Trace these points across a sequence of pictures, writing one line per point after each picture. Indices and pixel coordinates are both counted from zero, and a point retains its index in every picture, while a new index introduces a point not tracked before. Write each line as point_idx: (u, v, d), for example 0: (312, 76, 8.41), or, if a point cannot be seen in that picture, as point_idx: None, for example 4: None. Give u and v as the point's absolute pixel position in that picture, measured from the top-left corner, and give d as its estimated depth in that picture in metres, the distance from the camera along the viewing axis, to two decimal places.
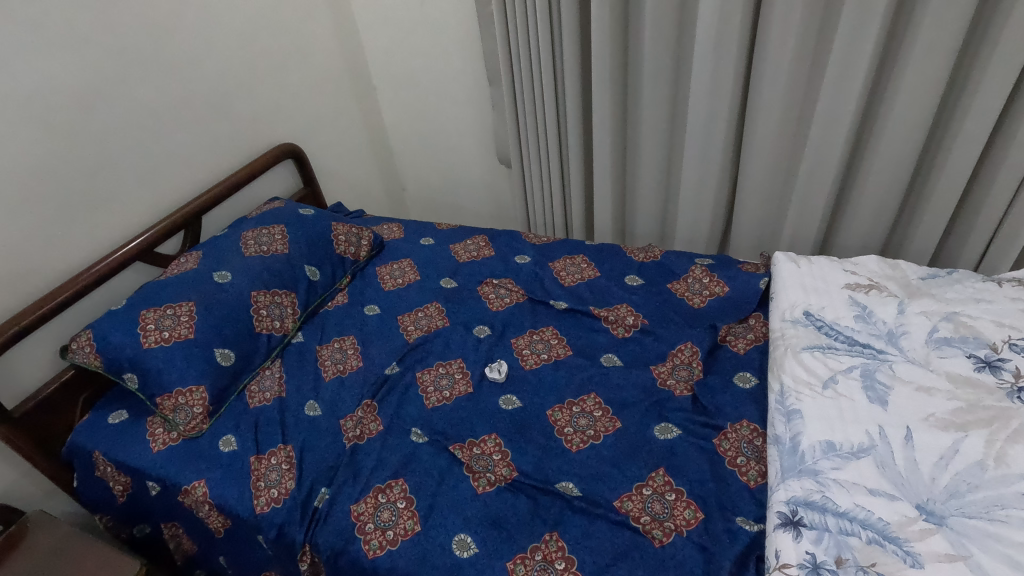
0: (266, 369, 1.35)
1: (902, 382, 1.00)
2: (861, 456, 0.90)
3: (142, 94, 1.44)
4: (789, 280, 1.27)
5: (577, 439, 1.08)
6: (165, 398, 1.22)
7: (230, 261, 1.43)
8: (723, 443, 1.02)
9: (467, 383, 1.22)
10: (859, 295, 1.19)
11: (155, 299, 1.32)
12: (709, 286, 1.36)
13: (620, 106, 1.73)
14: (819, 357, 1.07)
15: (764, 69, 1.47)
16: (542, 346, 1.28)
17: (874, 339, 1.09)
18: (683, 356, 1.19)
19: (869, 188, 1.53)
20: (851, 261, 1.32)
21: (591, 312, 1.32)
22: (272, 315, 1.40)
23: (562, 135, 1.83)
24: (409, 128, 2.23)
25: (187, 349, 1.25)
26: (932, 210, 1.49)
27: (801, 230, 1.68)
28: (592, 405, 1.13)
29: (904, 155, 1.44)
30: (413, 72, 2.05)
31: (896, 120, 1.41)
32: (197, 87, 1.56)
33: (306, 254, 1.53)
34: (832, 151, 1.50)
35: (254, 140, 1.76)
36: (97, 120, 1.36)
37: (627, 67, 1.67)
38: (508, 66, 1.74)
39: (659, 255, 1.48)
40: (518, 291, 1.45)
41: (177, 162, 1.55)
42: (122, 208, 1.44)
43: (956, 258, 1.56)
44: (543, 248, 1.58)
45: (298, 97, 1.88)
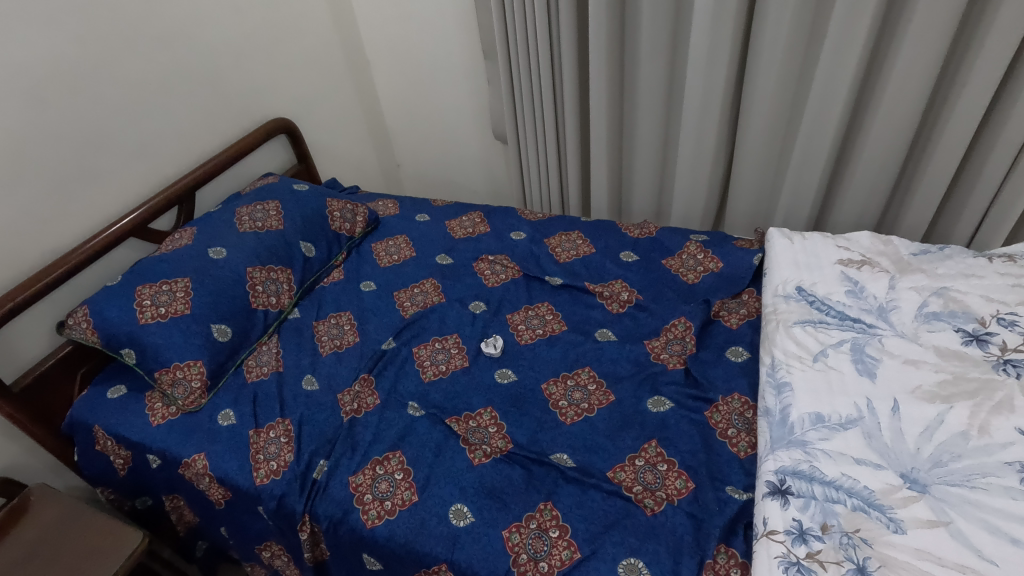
0: (263, 345, 1.36)
1: (890, 356, 1.02)
2: (848, 427, 0.92)
3: (132, 68, 1.42)
4: (782, 255, 1.28)
5: (572, 412, 1.09)
6: (164, 372, 1.23)
7: (225, 237, 1.43)
8: (715, 415, 1.04)
9: (463, 357, 1.24)
10: (851, 270, 1.21)
11: (151, 275, 1.32)
12: (703, 262, 1.37)
13: (616, 82, 1.72)
14: (810, 331, 1.09)
15: (762, 44, 1.46)
16: (537, 322, 1.29)
17: (864, 313, 1.11)
18: (677, 330, 1.20)
19: (863, 166, 1.54)
20: (845, 237, 1.32)
21: (587, 288, 1.33)
22: (268, 292, 1.40)
23: (558, 110, 1.81)
24: (403, 103, 2.20)
25: (184, 325, 1.26)
26: (925, 185, 1.50)
27: (795, 207, 1.69)
28: (586, 379, 1.15)
29: (899, 131, 1.44)
30: (408, 47, 2.02)
31: (892, 95, 1.40)
32: (188, 61, 1.54)
33: (301, 230, 1.52)
34: (827, 127, 1.50)
35: (247, 113, 1.73)
36: (86, 96, 1.34)
37: (624, 40, 1.65)
38: (504, 40, 1.71)
39: (653, 232, 1.48)
40: (514, 267, 1.45)
41: (168, 137, 1.53)
42: (115, 184, 1.43)
43: (949, 235, 1.57)
44: (539, 224, 1.58)
45: (290, 71, 1.85)
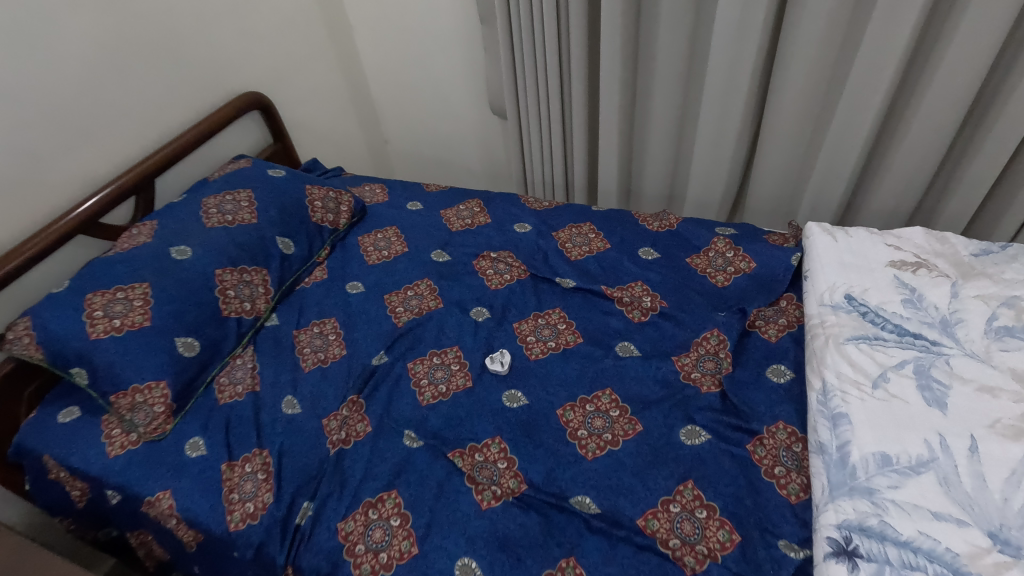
0: (236, 358, 1.20)
1: (961, 381, 0.89)
2: (921, 471, 0.79)
3: (73, 34, 1.20)
4: (825, 256, 1.13)
5: (593, 445, 0.95)
6: (121, 396, 1.07)
7: (190, 234, 1.25)
8: (759, 450, 0.90)
9: (466, 376, 1.08)
10: (906, 275, 1.06)
11: (104, 281, 1.14)
12: (734, 261, 1.21)
13: (630, 53, 1.53)
14: (866, 350, 0.95)
15: (802, 9, 1.29)
16: (549, 333, 1.13)
17: (926, 328, 0.97)
18: (709, 344, 1.05)
19: (905, 150, 1.38)
20: (894, 233, 1.18)
21: (603, 292, 1.18)
22: (241, 296, 1.23)
23: (565, 84, 1.62)
24: (390, 74, 1.99)
25: (143, 340, 1.10)
26: (974, 173, 1.35)
27: (826, 194, 1.53)
28: (607, 403, 1.00)
29: (951, 112, 1.28)
30: (396, 10, 1.80)
31: (947, 71, 1.24)
32: (141, 26, 1.32)
33: (278, 224, 1.34)
34: (870, 104, 1.33)
35: (214, 86, 1.52)
36: (17, 68, 1.13)
37: (642, 5, 1.46)
38: (505, 3, 1.51)
39: (675, 225, 1.32)
40: (519, 265, 1.29)
41: (121, 116, 1.32)
42: (58, 172, 1.23)
43: (993, 227, 1.43)
44: (546, 215, 1.42)
45: (262, 38, 1.63)
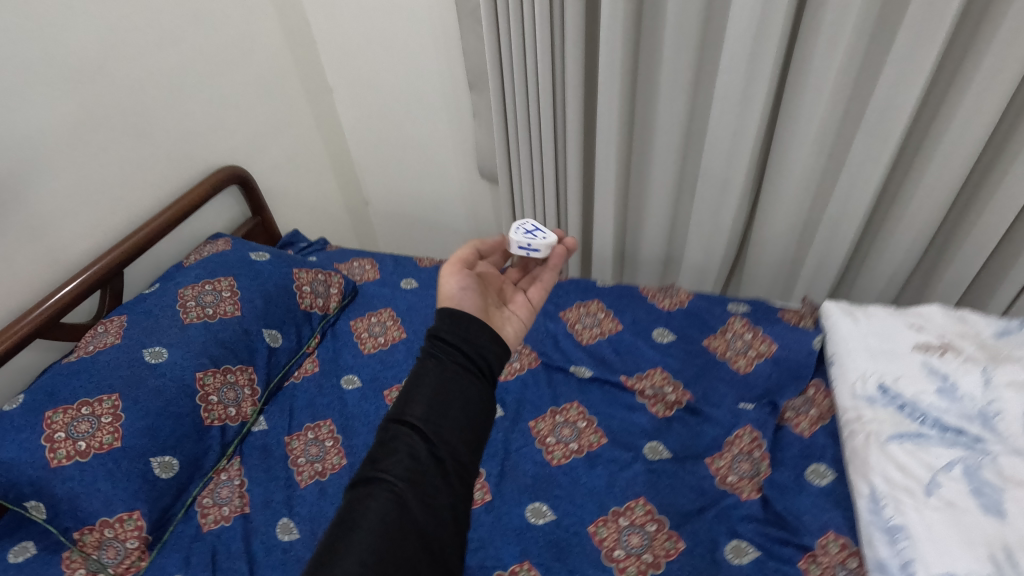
0: (220, 473, 1.08)
1: (1013, 484, 0.85)
2: None
3: (31, 121, 1.09)
4: (850, 340, 1.09)
5: (633, 568, 0.86)
6: (86, 532, 0.94)
7: (163, 332, 1.12)
8: (813, 569, 0.84)
9: (483, 489, 0.98)
10: (934, 360, 1.03)
11: (66, 395, 1.01)
12: (753, 344, 1.16)
13: (627, 123, 1.48)
14: (911, 450, 0.90)
15: (804, 85, 1.26)
16: (569, 433, 1.06)
17: (966, 422, 0.93)
18: (743, 443, 0.99)
19: (904, 225, 1.37)
20: (912, 312, 1.15)
21: (624, 384, 1.11)
22: (224, 401, 1.11)
23: (559, 153, 1.57)
24: (373, 136, 1.91)
25: (112, 465, 0.97)
26: (969, 248, 1.33)
27: (824, 262, 1.52)
28: (642, 516, 0.92)
29: (948, 189, 1.27)
30: (379, 72, 1.72)
31: (944, 153, 1.22)
32: (107, 105, 1.21)
33: (262, 315, 1.22)
34: (872, 179, 1.31)
35: (189, 161, 1.41)
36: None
37: (637, 77, 1.42)
38: (498, 74, 1.45)
39: (686, 302, 1.28)
40: (529, 352, 1.21)
41: (86, 204, 1.20)
42: (7, 270, 1.09)
43: (985, 302, 1.43)
44: (551, 292, 1.35)
45: (243, 109, 1.53)
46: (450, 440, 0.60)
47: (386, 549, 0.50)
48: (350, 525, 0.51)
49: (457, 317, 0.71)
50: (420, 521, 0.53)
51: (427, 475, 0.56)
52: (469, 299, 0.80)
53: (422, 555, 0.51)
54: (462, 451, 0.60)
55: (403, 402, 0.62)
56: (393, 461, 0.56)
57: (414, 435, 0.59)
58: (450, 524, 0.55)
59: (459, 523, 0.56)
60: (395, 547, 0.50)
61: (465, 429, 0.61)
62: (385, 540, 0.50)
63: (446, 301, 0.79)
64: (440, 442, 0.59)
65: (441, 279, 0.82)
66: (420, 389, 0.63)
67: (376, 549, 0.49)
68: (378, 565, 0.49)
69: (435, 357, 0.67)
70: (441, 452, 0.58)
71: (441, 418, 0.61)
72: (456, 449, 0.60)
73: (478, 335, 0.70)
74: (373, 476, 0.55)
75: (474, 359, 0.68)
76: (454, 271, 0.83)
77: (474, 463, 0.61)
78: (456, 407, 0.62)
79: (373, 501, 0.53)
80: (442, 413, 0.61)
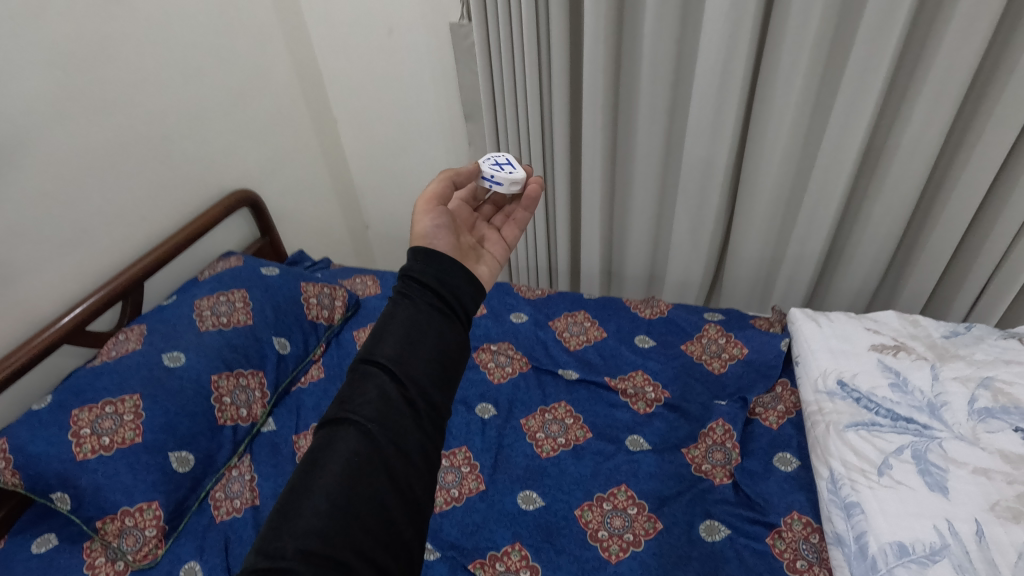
0: (232, 469, 1.15)
1: (957, 464, 0.93)
2: (936, 560, 0.82)
3: (64, 147, 1.19)
4: (814, 342, 1.18)
5: (615, 547, 0.95)
6: (108, 521, 1.01)
7: (181, 339, 1.21)
8: (779, 544, 0.93)
9: (478, 479, 1.06)
10: (888, 358, 1.12)
11: (91, 394, 1.09)
12: (726, 348, 1.27)
13: (609, 149, 1.61)
14: (866, 437, 0.99)
15: (768, 116, 1.38)
16: (557, 429, 1.14)
17: (916, 412, 1.02)
18: (716, 434, 1.09)
19: (865, 242, 1.48)
20: (870, 318, 1.25)
21: (607, 384, 1.21)
22: (237, 403, 1.19)
23: (548, 178, 1.69)
24: (374, 164, 2.03)
25: (133, 458, 1.04)
26: (924, 262, 1.44)
27: (795, 278, 1.63)
28: (624, 500, 1.01)
29: (901, 208, 1.38)
30: (380, 105, 1.86)
31: (895, 176, 1.35)
32: (133, 133, 1.32)
33: (273, 324, 1.32)
34: (832, 200, 1.44)
35: (204, 184, 1.51)
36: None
37: (618, 108, 1.55)
38: (491, 106, 1.58)
39: (666, 311, 1.38)
40: (520, 357, 1.30)
41: (110, 223, 1.30)
42: (39, 281, 1.19)
43: (944, 313, 1.53)
44: (541, 304, 1.45)
45: (254, 137, 1.65)
46: (421, 378, 0.56)
47: (352, 489, 0.47)
48: (317, 465, 0.49)
49: (429, 255, 0.68)
50: (388, 460, 0.50)
51: (394, 414, 0.53)
52: (442, 239, 0.79)
53: (391, 495, 0.49)
54: (434, 387, 0.57)
55: (373, 341, 0.58)
56: (360, 402, 0.53)
57: (382, 374, 0.56)
58: (421, 463, 0.52)
59: (431, 462, 0.53)
60: (362, 487, 0.48)
61: (437, 366, 0.58)
62: (349, 481, 0.48)
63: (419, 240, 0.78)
64: (411, 380, 0.56)
65: (415, 218, 0.81)
66: (389, 327, 0.59)
67: (341, 491, 0.47)
68: (343, 508, 0.46)
69: (407, 296, 0.63)
70: (410, 390, 0.55)
71: (411, 355, 0.57)
72: (428, 387, 0.56)
73: (451, 271, 0.66)
74: (340, 417, 0.53)
75: (447, 295, 0.64)
76: (427, 211, 0.82)
77: (446, 400, 0.57)
78: (426, 344, 0.58)
79: (339, 441, 0.50)
80: (412, 350, 0.58)
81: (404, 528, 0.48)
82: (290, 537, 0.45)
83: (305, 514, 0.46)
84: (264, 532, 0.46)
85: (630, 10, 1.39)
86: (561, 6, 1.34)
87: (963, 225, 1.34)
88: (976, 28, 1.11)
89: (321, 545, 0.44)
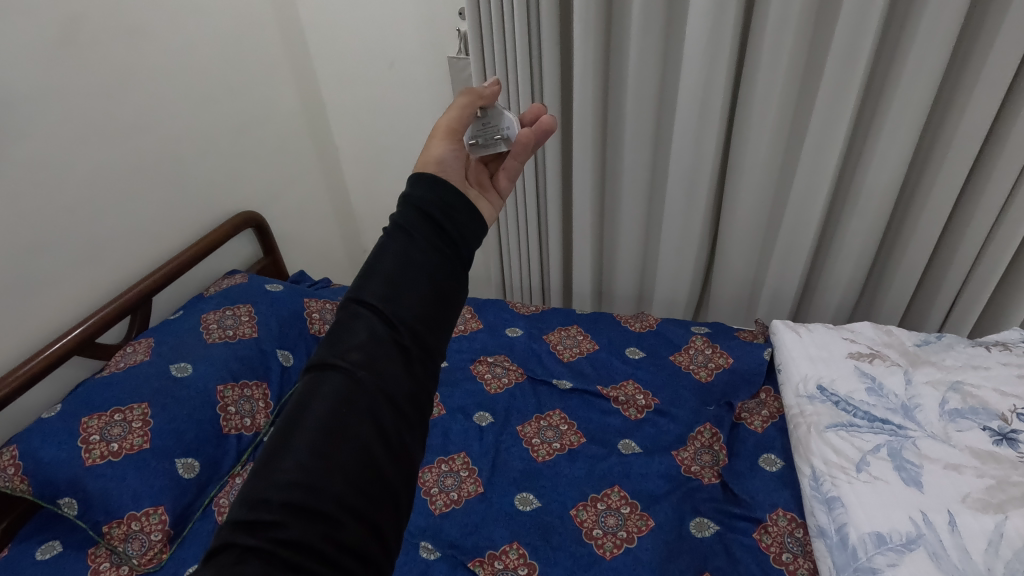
0: (235, 477, 1.18)
1: (930, 460, 0.98)
2: (912, 548, 0.86)
3: (82, 169, 1.26)
4: (793, 350, 1.24)
5: (609, 543, 0.99)
6: (115, 525, 1.03)
7: (189, 350, 1.25)
8: (765, 538, 0.97)
9: (476, 482, 1.10)
10: (864, 364, 1.18)
11: (100, 403, 1.12)
12: (713, 358, 1.33)
13: (599, 174, 1.69)
14: (845, 436, 1.04)
15: (746, 142, 1.48)
16: (552, 434, 1.19)
17: (891, 413, 1.07)
18: (704, 438, 1.15)
19: (840, 262, 1.57)
20: (847, 328, 1.31)
21: (600, 392, 1.26)
22: (241, 412, 1.23)
23: (541, 202, 1.77)
24: (372, 190, 2.11)
25: (141, 463, 1.07)
26: (898, 280, 1.53)
27: (778, 296, 1.71)
28: (617, 500, 1.05)
29: (872, 228, 1.47)
30: (380, 134, 1.95)
31: (865, 199, 1.44)
32: (147, 156, 1.39)
33: (277, 337, 1.36)
34: (809, 220, 1.52)
35: (212, 206, 1.58)
36: (14, 198, 1.15)
37: (606, 135, 1.64)
38: None
39: (654, 325, 1.45)
40: (516, 369, 1.36)
41: (121, 241, 1.36)
42: (50, 295, 1.23)
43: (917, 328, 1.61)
44: (535, 319, 1.51)
45: (259, 163, 1.72)
46: (413, 320, 0.53)
47: (336, 437, 0.44)
48: (301, 412, 0.46)
49: (432, 185, 0.63)
50: (375, 405, 0.47)
51: (383, 358, 0.49)
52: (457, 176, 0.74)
53: (377, 445, 0.45)
54: (424, 331, 0.53)
55: (364, 279, 0.55)
56: (349, 343, 0.50)
57: (372, 316, 0.52)
58: (410, 410, 0.49)
59: (421, 410, 0.50)
60: (347, 434, 0.45)
61: (430, 308, 0.54)
62: (335, 425, 0.45)
63: (431, 165, 0.72)
64: (401, 323, 0.52)
65: (432, 140, 0.75)
66: (381, 264, 0.55)
67: (325, 440, 0.44)
68: (327, 457, 0.43)
69: (404, 230, 0.58)
70: (400, 333, 0.52)
71: (402, 296, 0.53)
72: (420, 331, 0.53)
73: (454, 209, 0.62)
74: (326, 361, 0.49)
75: (446, 233, 0.60)
76: (447, 136, 0.76)
77: (439, 344, 0.54)
78: (419, 284, 0.55)
79: (325, 385, 0.47)
80: (405, 292, 0.54)
81: (392, 479, 0.45)
82: (270, 488, 0.42)
83: (287, 463, 0.43)
84: (246, 481, 0.43)
85: (615, 47, 1.50)
86: (551, 42, 1.44)
87: (931, 244, 1.43)
88: (930, 63, 1.22)
89: (305, 497, 0.41)
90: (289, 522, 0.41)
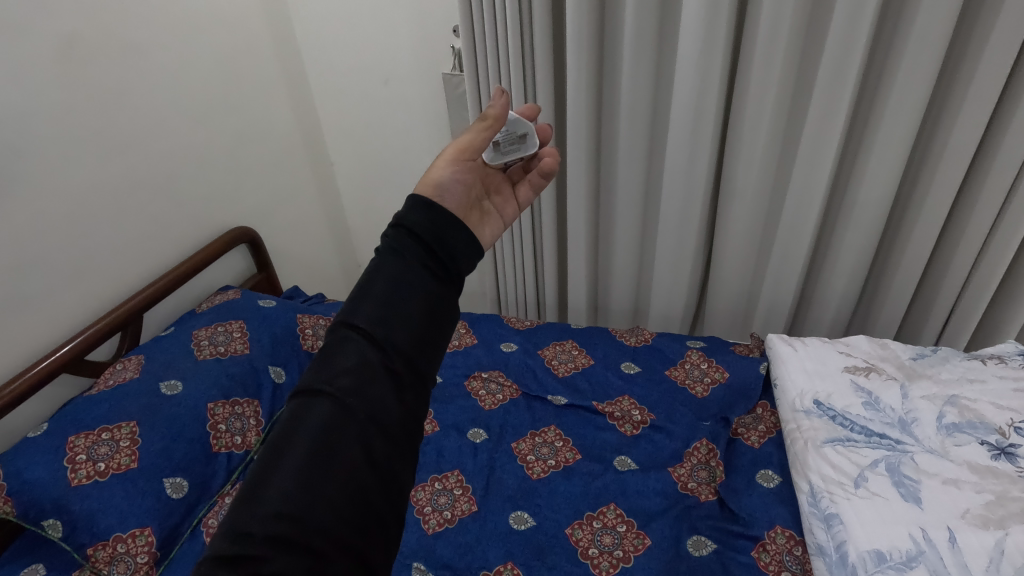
0: (224, 497, 1.16)
1: (928, 475, 0.97)
2: (913, 566, 0.85)
3: (74, 184, 1.25)
4: (789, 364, 1.23)
5: (605, 563, 0.97)
6: (100, 547, 1.01)
7: (179, 367, 1.24)
8: (763, 556, 0.96)
9: (470, 500, 1.09)
10: (861, 379, 1.17)
11: (88, 421, 1.11)
12: (709, 372, 1.32)
13: (594, 189, 1.70)
14: (842, 452, 1.03)
15: (739, 157, 1.49)
16: (547, 451, 1.17)
17: (889, 428, 1.06)
18: (700, 454, 1.14)
19: (835, 275, 1.57)
20: (842, 342, 1.30)
21: (595, 408, 1.25)
22: (232, 430, 1.21)
23: (536, 216, 1.77)
24: (367, 205, 2.11)
25: (129, 483, 1.05)
26: (892, 293, 1.53)
27: (774, 310, 1.70)
28: (613, 518, 1.04)
29: (866, 241, 1.48)
30: (375, 149, 1.95)
31: (858, 212, 1.44)
32: (141, 172, 1.39)
33: (270, 354, 1.35)
34: (803, 234, 1.52)
35: (205, 222, 1.57)
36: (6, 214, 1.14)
37: (600, 150, 1.65)
38: None
39: (650, 339, 1.44)
40: (510, 384, 1.34)
41: (113, 257, 1.35)
42: (39, 312, 1.22)
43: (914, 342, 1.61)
44: (530, 334, 1.50)
45: (254, 179, 1.72)
46: (405, 345, 0.52)
47: (323, 466, 0.43)
48: (287, 439, 0.45)
49: (426, 207, 0.62)
50: (364, 432, 0.46)
51: (373, 383, 0.49)
52: (452, 195, 0.74)
53: (366, 473, 0.45)
54: (415, 355, 0.53)
55: (355, 300, 0.54)
56: (338, 367, 0.49)
57: (362, 340, 0.51)
58: (400, 436, 0.48)
59: (410, 435, 0.50)
60: (334, 463, 0.44)
61: (422, 332, 0.54)
62: (322, 453, 0.44)
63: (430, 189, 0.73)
64: (392, 347, 0.51)
65: (437, 161, 0.75)
66: (373, 287, 0.54)
67: (312, 469, 0.43)
68: (314, 487, 0.42)
69: (397, 251, 0.58)
70: (391, 358, 0.51)
71: (393, 320, 0.53)
72: (411, 356, 0.53)
73: (448, 230, 0.61)
74: (314, 386, 0.48)
75: (438, 256, 0.60)
76: (453, 160, 0.76)
77: (430, 369, 0.54)
78: (411, 308, 0.54)
79: (313, 411, 0.46)
80: (396, 316, 0.53)
81: (380, 508, 0.45)
82: (254, 520, 0.41)
83: (272, 493, 0.42)
84: (228, 511, 0.42)
85: (608, 63, 1.51)
86: (545, 59, 1.46)
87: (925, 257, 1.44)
88: (920, 78, 1.23)
89: (292, 528, 0.41)
90: (273, 556, 0.40)
